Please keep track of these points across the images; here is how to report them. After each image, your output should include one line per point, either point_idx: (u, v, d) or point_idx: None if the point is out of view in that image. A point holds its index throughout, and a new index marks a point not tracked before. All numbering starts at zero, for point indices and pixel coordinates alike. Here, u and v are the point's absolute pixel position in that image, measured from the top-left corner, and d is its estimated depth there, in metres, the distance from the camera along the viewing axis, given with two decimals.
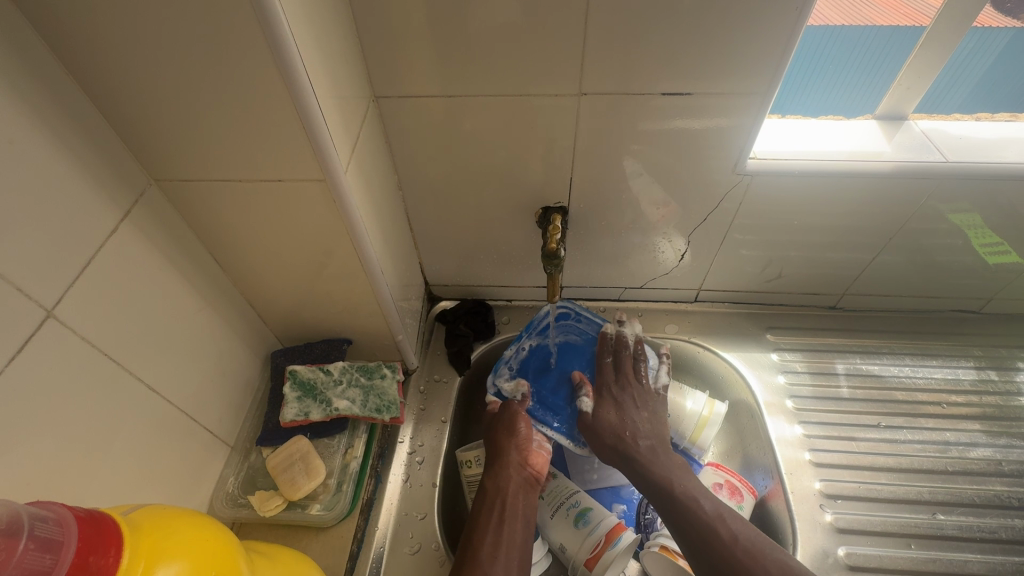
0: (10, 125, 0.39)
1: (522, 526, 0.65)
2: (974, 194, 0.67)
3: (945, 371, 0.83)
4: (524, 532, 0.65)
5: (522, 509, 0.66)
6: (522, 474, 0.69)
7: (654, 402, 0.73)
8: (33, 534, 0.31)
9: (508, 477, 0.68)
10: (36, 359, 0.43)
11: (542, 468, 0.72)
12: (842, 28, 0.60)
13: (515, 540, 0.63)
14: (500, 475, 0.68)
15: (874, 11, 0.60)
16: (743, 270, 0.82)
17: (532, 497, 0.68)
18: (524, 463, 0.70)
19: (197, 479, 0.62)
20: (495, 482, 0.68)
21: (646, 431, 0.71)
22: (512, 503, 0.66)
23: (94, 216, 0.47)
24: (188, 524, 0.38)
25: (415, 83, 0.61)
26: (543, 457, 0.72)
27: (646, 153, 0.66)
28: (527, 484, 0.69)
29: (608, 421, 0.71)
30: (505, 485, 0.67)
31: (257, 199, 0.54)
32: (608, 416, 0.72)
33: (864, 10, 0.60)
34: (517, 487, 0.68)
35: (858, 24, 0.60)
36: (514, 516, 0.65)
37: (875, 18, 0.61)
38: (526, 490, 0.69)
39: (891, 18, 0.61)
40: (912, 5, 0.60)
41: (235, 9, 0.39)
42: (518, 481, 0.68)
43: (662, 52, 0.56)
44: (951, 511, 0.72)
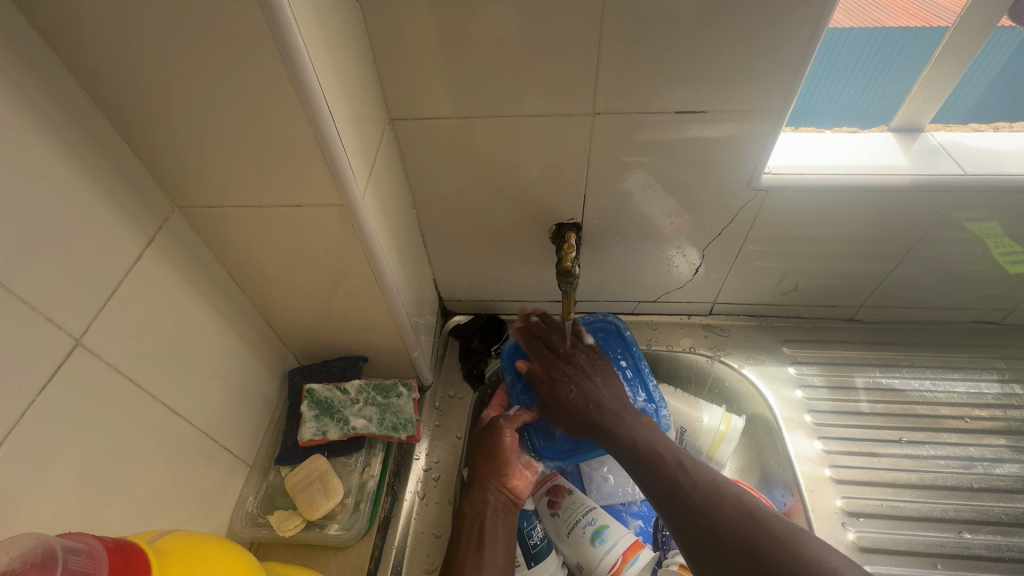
0: (41, 159, 0.40)
1: (504, 549, 0.64)
2: (996, 205, 0.66)
3: (967, 384, 0.82)
4: (506, 553, 0.64)
5: (501, 531, 0.65)
6: (500, 497, 0.68)
7: (604, 370, 0.74)
8: (66, 566, 0.31)
9: (486, 500, 0.67)
10: (65, 387, 0.44)
11: (523, 491, 0.70)
12: (850, 30, 0.60)
13: (497, 563, 0.62)
14: (478, 497, 0.67)
15: (881, 12, 0.59)
16: (758, 283, 0.82)
17: (512, 520, 0.67)
18: (503, 485, 0.69)
19: (218, 499, 0.63)
20: (473, 505, 0.67)
21: (606, 398, 0.71)
22: (491, 526, 0.65)
23: (120, 245, 0.48)
24: (214, 552, 0.38)
25: (429, 105, 0.62)
26: (523, 479, 0.71)
27: (661, 168, 0.66)
28: (506, 506, 0.68)
29: (572, 401, 0.72)
30: (483, 508, 0.67)
31: (278, 224, 0.55)
32: (569, 395, 0.72)
33: (872, 12, 0.59)
34: (494, 509, 0.67)
35: (867, 25, 0.59)
36: (494, 541, 0.64)
37: (884, 18, 0.59)
38: (506, 513, 0.68)
39: (902, 20, 0.60)
40: (921, 7, 0.60)
41: (258, 44, 0.41)
42: (495, 504, 0.67)
43: (675, 72, 0.57)
44: (977, 530, 0.70)
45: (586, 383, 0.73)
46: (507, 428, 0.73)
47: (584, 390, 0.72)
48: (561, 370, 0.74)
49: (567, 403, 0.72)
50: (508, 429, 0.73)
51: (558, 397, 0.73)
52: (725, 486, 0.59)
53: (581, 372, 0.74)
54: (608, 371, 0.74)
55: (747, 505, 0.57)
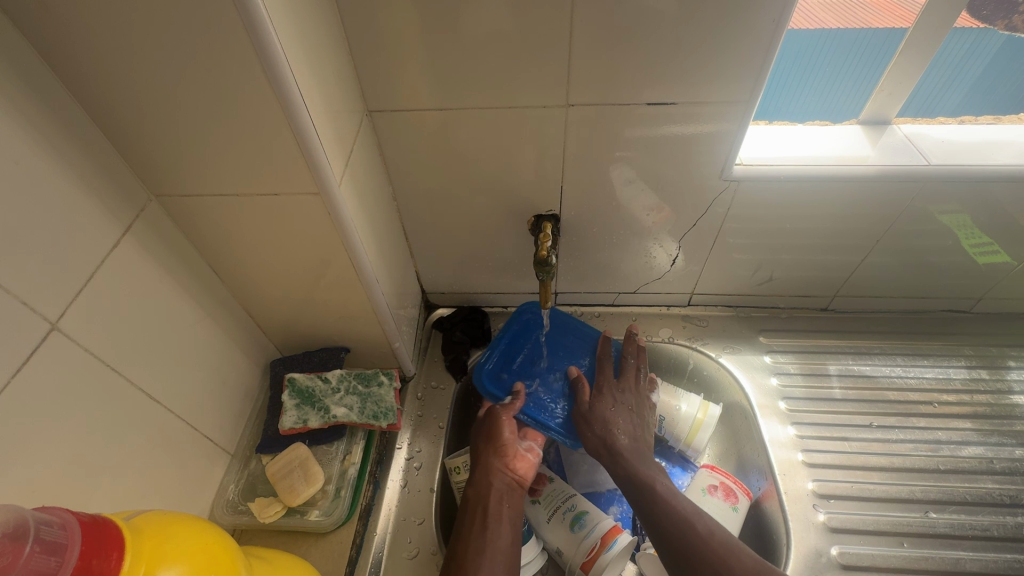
0: (15, 144, 0.41)
1: (509, 529, 0.65)
2: (958, 195, 0.68)
3: (936, 370, 0.84)
4: (511, 535, 0.65)
5: (506, 512, 0.67)
6: (505, 478, 0.69)
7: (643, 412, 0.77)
8: (39, 537, 0.32)
9: (490, 484, 0.68)
10: (41, 372, 0.44)
11: (527, 471, 0.72)
12: (838, 30, 0.62)
13: (503, 543, 0.63)
14: (481, 481, 0.69)
15: (867, 12, 0.63)
16: (734, 274, 0.84)
17: (517, 501, 0.68)
18: (506, 468, 0.70)
19: (198, 487, 0.63)
20: (477, 490, 0.68)
21: (631, 433, 0.73)
22: (495, 508, 0.66)
23: (96, 232, 0.48)
24: (188, 528, 0.39)
25: (407, 96, 0.63)
26: (526, 461, 0.72)
27: (635, 159, 0.68)
28: (510, 489, 0.69)
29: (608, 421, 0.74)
30: (487, 492, 0.68)
31: (256, 213, 0.56)
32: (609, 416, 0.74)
33: (858, 12, 0.63)
34: (500, 492, 0.68)
35: (853, 25, 0.62)
36: (499, 521, 0.65)
37: (870, 19, 0.62)
38: (511, 495, 0.69)
39: (887, 20, 0.62)
40: (908, 6, 0.61)
41: (230, 32, 0.41)
42: (501, 487, 0.69)
43: (647, 64, 0.58)
44: (943, 509, 0.73)
45: (622, 414, 0.75)
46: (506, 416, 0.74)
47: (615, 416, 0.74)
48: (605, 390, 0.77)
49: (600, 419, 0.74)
50: (507, 417, 0.74)
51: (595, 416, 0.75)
52: (735, 541, 0.61)
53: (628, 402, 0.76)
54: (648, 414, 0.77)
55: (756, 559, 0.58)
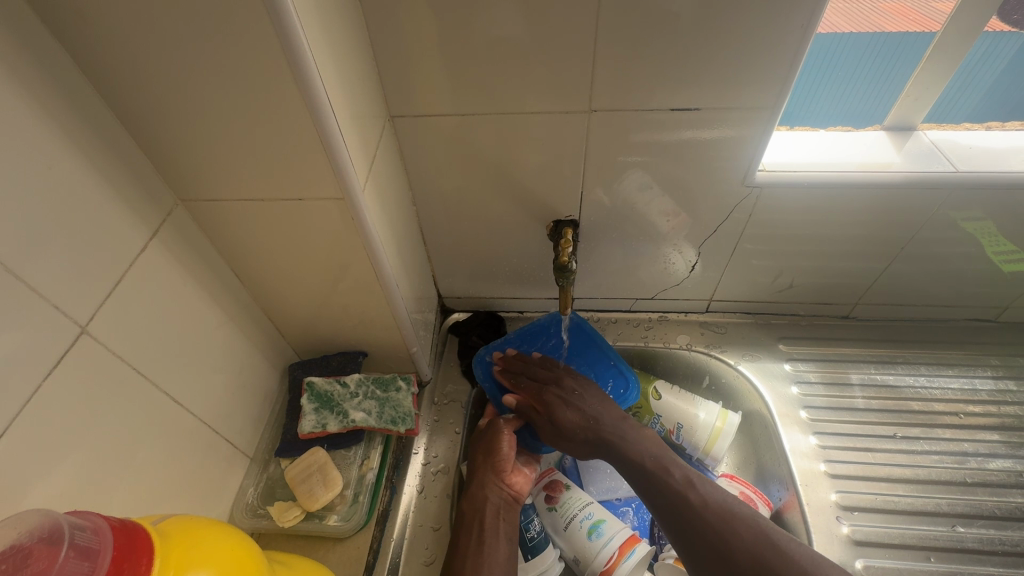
0: (48, 150, 0.41)
1: (505, 544, 0.65)
2: (988, 202, 0.67)
3: (962, 380, 0.82)
4: (507, 551, 0.64)
5: (502, 528, 0.66)
6: (501, 493, 0.69)
7: (593, 385, 0.76)
8: (73, 542, 0.32)
9: (486, 498, 0.68)
10: (70, 375, 0.44)
11: (523, 487, 0.72)
12: (849, 35, 0.61)
13: (499, 559, 0.63)
14: (477, 494, 0.68)
15: (881, 16, 0.61)
16: (754, 281, 0.83)
17: (513, 516, 0.68)
18: (502, 483, 0.70)
19: (218, 490, 0.63)
20: (473, 503, 0.68)
21: (604, 413, 0.72)
22: (492, 523, 0.66)
23: (124, 236, 0.49)
24: (214, 534, 0.39)
25: (428, 102, 0.63)
26: (522, 477, 0.72)
27: (658, 164, 0.67)
28: (507, 503, 0.69)
29: (572, 422, 0.71)
30: (483, 505, 0.68)
31: (280, 217, 0.56)
32: (568, 417, 0.71)
33: (871, 16, 0.60)
34: (495, 506, 0.68)
35: (866, 30, 0.60)
36: (495, 538, 0.65)
37: (884, 24, 0.61)
38: (507, 510, 0.68)
39: (900, 25, 0.61)
40: (925, 14, 0.60)
41: (259, 37, 0.41)
42: (496, 501, 0.68)
43: (671, 70, 0.58)
44: (971, 524, 0.71)
45: (582, 401, 0.73)
46: (507, 428, 0.74)
47: (580, 409, 0.72)
48: (551, 395, 0.73)
49: (570, 425, 0.71)
50: (507, 430, 0.73)
51: (556, 420, 0.72)
52: (731, 502, 0.61)
53: (573, 392, 0.74)
54: (592, 385, 0.75)
55: (756, 520, 0.59)
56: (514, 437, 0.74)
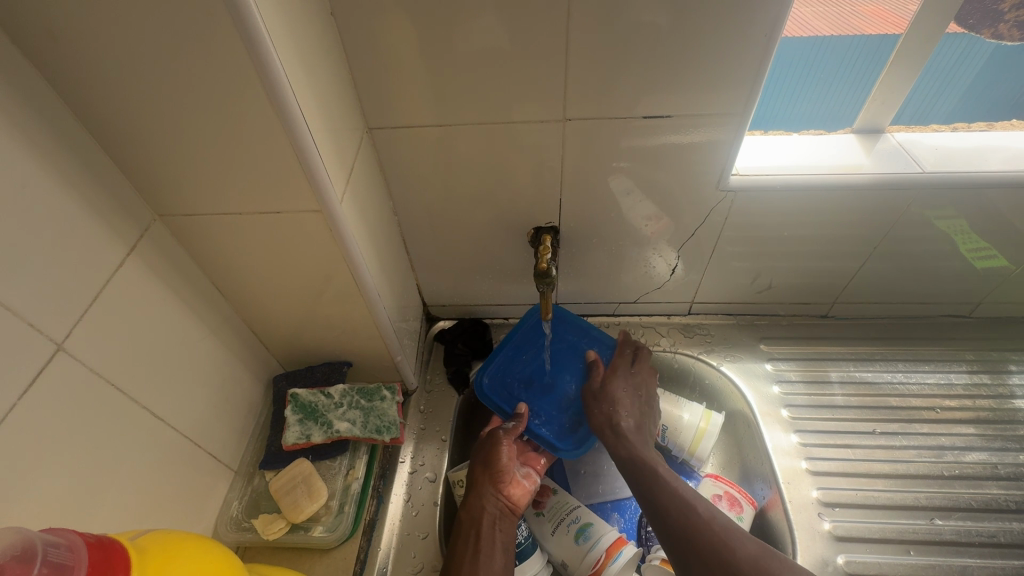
0: (22, 169, 0.42)
1: (500, 554, 0.65)
2: (955, 200, 0.68)
3: (938, 375, 0.84)
4: (504, 561, 0.64)
5: (499, 539, 0.66)
6: (498, 504, 0.69)
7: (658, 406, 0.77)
8: (46, 559, 0.32)
9: (483, 508, 0.68)
10: (47, 392, 0.44)
11: (522, 497, 0.70)
12: (830, 36, 0.63)
13: (494, 569, 0.63)
14: (474, 505, 0.68)
15: (862, 20, 0.63)
16: (733, 282, 0.84)
17: (510, 527, 0.68)
18: (501, 493, 0.69)
19: (202, 505, 0.63)
20: (470, 513, 0.68)
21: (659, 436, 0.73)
22: (488, 533, 0.66)
23: (101, 253, 0.49)
24: (191, 547, 0.39)
25: (405, 113, 0.64)
26: (522, 488, 0.71)
27: (633, 170, 0.68)
28: (503, 514, 0.68)
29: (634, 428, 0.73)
30: (480, 516, 0.67)
31: (259, 230, 0.57)
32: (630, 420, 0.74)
33: (851, 20, 0.63)
34: (492, 516, 0.68)
35: (847, 33, 0.63)
36: (490, 548, 0.65)
37: (864, 27, 0.63)
38: (504, 520, 0.68)
39: (878, 26, 0.63)
40: (899, 13, 0.61)
41: (232, 55, 0.42)
42: (493, 512, 0.68)
43: (641, 79, 0.59)
44: (948, 516, 0.72)
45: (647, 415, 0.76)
46: (506, 440, 0.73)
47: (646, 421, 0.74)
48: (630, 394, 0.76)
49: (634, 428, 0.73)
50: (507, 441, 0.73)
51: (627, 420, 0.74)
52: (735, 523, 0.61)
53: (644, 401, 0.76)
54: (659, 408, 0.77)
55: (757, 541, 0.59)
56: (513, 447, 0.73)
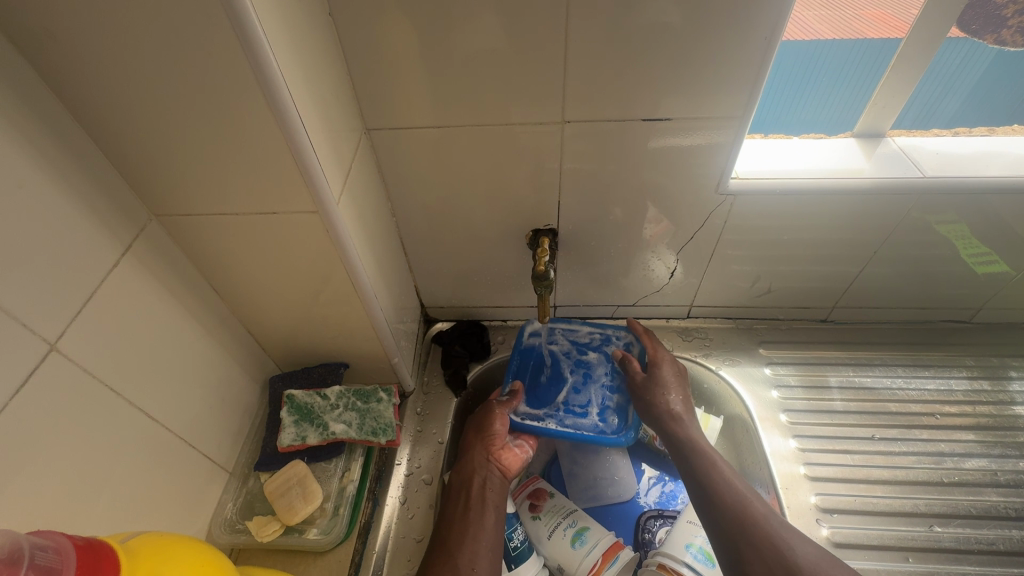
0: (16, 168, 0.41)
1: (491, 514, 0.67)
2: (954, 205, 0.68)
3: (938, 381, 0.83)
4: (494, 521, 0.66)
5: (489, 501, 0.68)
6: (489, 468, 0.70)
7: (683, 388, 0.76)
8: (33, 561, 0.31)
9: (475, 471, 0.70)
10: (39, 392, 0.44)
11: (515, 461, 0.73)
12: (833, 41, 0.63)
13: (484, 530, 0.65)
14: (466, 469, 0.70)
15: (863, 24, 0.63)
16: (732, 286, 0.84)
17: (501, 487, 0.70)
18: (493, 458, 0.71)
19: (196, 506, 0.63)
20: (461, 478, 0.70)
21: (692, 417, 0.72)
22: (478, 496, 0.68)
23: (96, 252, 0.49)
24: (181, 551, 0.39)
25: (404, 114, 0.64)
26: (514, 454, 0.73)
27: (632, 172, 0.68)
28: (495, 478, 0.70)
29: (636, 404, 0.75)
30: (472, 479, 0.69)
31: (255, 230, 0.56)
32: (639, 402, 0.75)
33: (853, 24, 0.63)
34: (484, 480, 0.69)
35: (848, 37, 0.62)
36: (480, 508, 0.66)
37: (866, 31, 0.63)
38: (495, 484, 0.70)
39: (880, 30, 0.62)
40: (901, 17, 0.61)
41: (229, 55, 0.42)
42: (485, 475, 0.70)
43: (641, 81, 0.59)
44: (948, 523, 0.72)
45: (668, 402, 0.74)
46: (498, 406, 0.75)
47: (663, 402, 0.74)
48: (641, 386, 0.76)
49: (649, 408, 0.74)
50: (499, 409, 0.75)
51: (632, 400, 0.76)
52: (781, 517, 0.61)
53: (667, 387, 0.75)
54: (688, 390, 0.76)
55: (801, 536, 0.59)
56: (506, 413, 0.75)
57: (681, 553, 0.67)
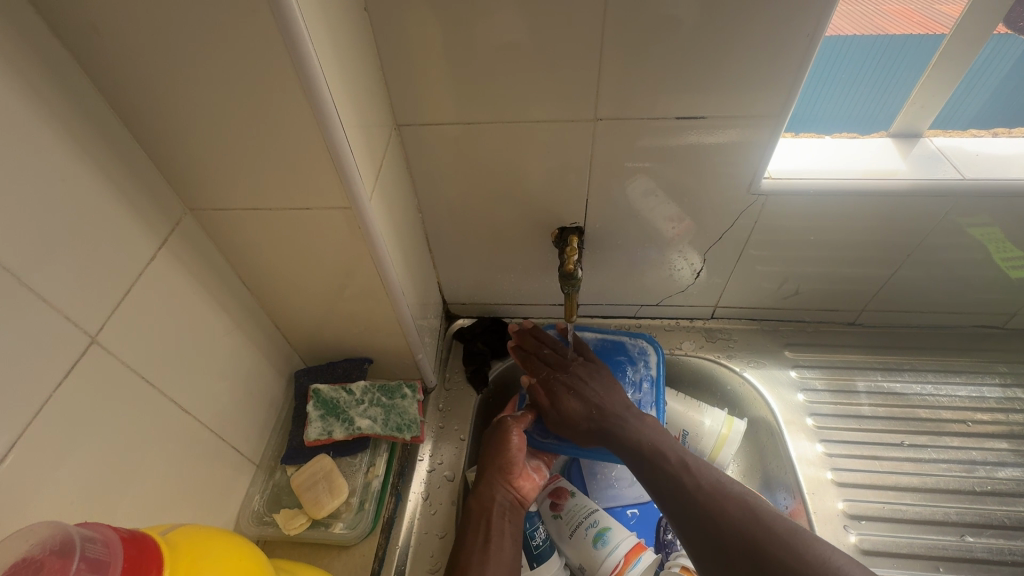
0: (60, 163, 0.42)
1: (510, 545, 0.65)
2: (994, 209, 0.66)
3: (969, 388, 0.82)
4: (512, 551, 0.64)
5: (508, 530, 0.66)
6: (508, 496, 0.69)
7: (607, 378, 0.75)
8: (84, 554, 0.32)
9: (494, 498, 0.68)
10: (80, 384, 0.45)
11: (532, 490, 0.71)
12: (852, 37, 0.61)
13: (502, 559, 0.63)
14: (484, 495, 0.68)
15: (886, 20, 0.60)
16: (759, 287, 0.83)
17: (520, 518, 0.68)
18: (511, 485, 0.70)
19: (224, 498, 0.64)
20: (480, 503, 0.68)
21: (608, 400, 0.71)
22: (497, 524, 0.66)
23: (134, 247, 0.49)
24: (221, 543, 0.39)
25: (434, 110, 0.63)
26: (532, 480, 0.72)
27: (663, 171, 0.67)
28: (513, 506, 0.69)
29: (574, 411, 0.72)
30: (490, 506, 0.67)
31: (287, 226, 0.56)
32: (572, 406, 0.72)
33: (876, 20, 0.60)
34: (503, 507, 0.68)
35: (869, 33, 0.60)
36: (500, 538, 0.65)
37: (887, 27, 0.60)
38: (513, 512, 0.68)
39: (903, 28, 0.61)
40: (930, 16, 0.61)
41: (271, 51, 0.42)
42: (503, 503, 0.68)
43: (676, 79, 0.58)
44: (980, 534, 0.71)
45: (587, 391, 0.73)
46: (513, 427, 0.73)
47: (585, 398, 0.72)
48: (558, 381, 0.75)
49: (569, 414, 0.71)
50: (515, 430, 0.73)
51: (561, 408, 0.72)
52: (724, 483, 0.61)
53: (581, 381, 0.74)
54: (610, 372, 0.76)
55: (750, 499, 0.58)
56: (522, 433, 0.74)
57: None
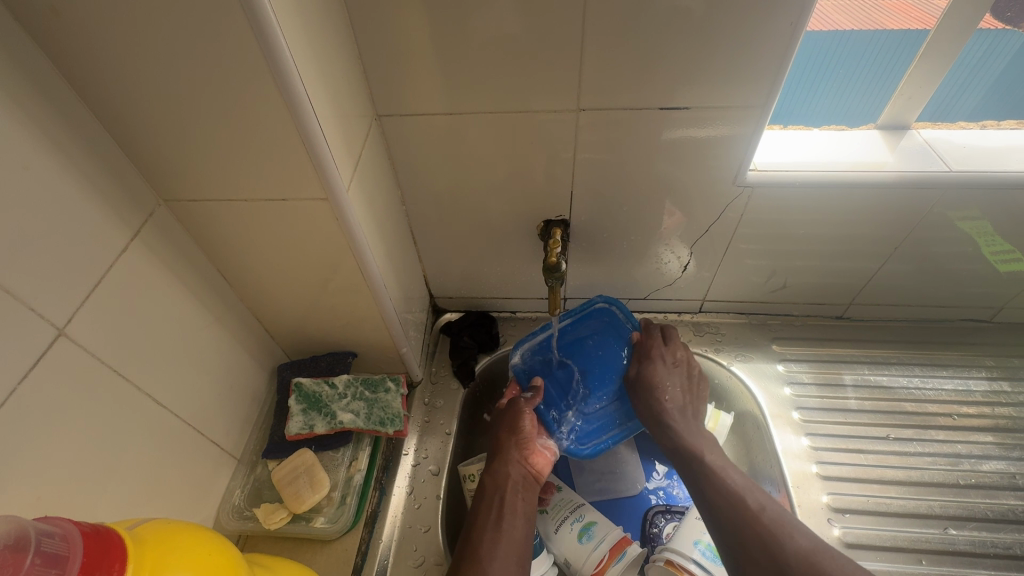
0: (24, 151, 0.41)
1: (522, 524, 0.65)
2: (980, 201, 0.66)
3: (956, 381, 0.82)
4: (524, 529, 0.65)
5: (521, 507, 0.67)
6: (521, 471, 0.70)
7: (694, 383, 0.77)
8: (40, 549, 0.32)
9: (508, 475, 0.69)
10: (47, 377, 0.44)
11: (544, 467, 0.72)
12: (848, 31, 0.60)
13: (514, 537, 0.63)
14: (499, 473, 0.69)
15: (883, 15, 0.60)
16: (747, 280, 0.82)
17: (532, 495, 0.69)
18: (525, 461, 0.71)
19: (204, 492, 0.63)
20: (494, 480, 0.69)
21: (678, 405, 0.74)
22: (511, 501, 0.67)
23: (105, 238, 0.48)
24: (189, 537, 0.39)
25: (415, 101, 0.62)
26: (544, 457, 0.73)
27: (647, 163, 0.66)
28: (527, 481, 0.70)
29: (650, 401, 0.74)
30: (505, 483, 0.68)
31: (263, 217, 0.56)
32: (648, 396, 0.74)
33: (873, 14, 0.60)
34: (517, 484, 0.69)
35: (868, 28, 0.60)
36: (513, 515, 0.65)
37: (884, 21, 0.60)
38: (526, 488, 0.69)
39: (901, 21, 0.60)
40: (924, 9, 0.60)
41: (238, 37, 0.41)
42: (518, 478, 0.69)
43: (659, 69, 0.57)
44: (963, 526, 0.71)
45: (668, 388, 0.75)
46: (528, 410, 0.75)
47: (660, 392, 0.74)
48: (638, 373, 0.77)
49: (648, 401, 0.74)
50: (529, 409, 0.75)
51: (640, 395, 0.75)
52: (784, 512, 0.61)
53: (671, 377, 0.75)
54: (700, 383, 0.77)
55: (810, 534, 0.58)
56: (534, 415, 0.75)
57: (688, 549, 0.66)
